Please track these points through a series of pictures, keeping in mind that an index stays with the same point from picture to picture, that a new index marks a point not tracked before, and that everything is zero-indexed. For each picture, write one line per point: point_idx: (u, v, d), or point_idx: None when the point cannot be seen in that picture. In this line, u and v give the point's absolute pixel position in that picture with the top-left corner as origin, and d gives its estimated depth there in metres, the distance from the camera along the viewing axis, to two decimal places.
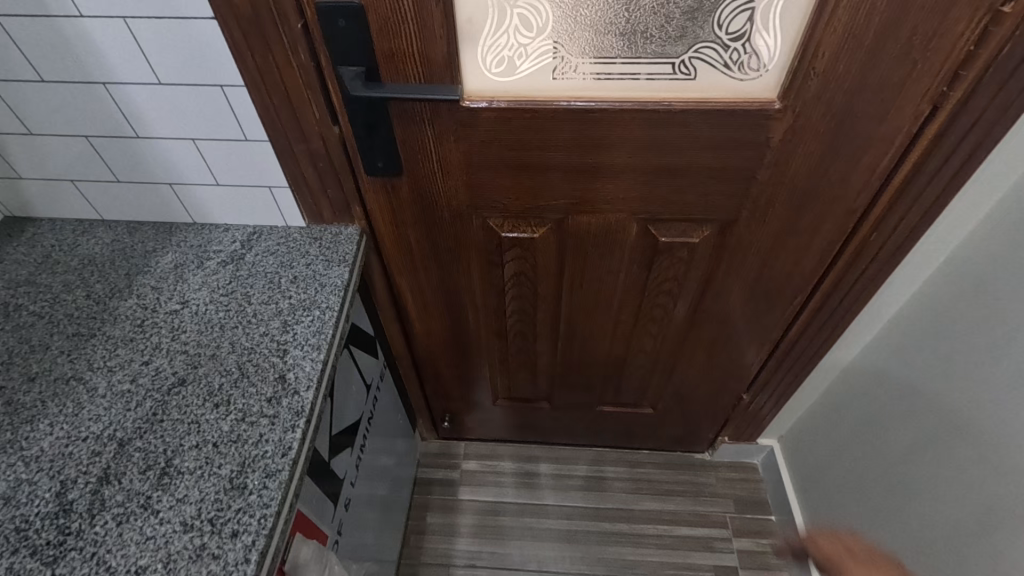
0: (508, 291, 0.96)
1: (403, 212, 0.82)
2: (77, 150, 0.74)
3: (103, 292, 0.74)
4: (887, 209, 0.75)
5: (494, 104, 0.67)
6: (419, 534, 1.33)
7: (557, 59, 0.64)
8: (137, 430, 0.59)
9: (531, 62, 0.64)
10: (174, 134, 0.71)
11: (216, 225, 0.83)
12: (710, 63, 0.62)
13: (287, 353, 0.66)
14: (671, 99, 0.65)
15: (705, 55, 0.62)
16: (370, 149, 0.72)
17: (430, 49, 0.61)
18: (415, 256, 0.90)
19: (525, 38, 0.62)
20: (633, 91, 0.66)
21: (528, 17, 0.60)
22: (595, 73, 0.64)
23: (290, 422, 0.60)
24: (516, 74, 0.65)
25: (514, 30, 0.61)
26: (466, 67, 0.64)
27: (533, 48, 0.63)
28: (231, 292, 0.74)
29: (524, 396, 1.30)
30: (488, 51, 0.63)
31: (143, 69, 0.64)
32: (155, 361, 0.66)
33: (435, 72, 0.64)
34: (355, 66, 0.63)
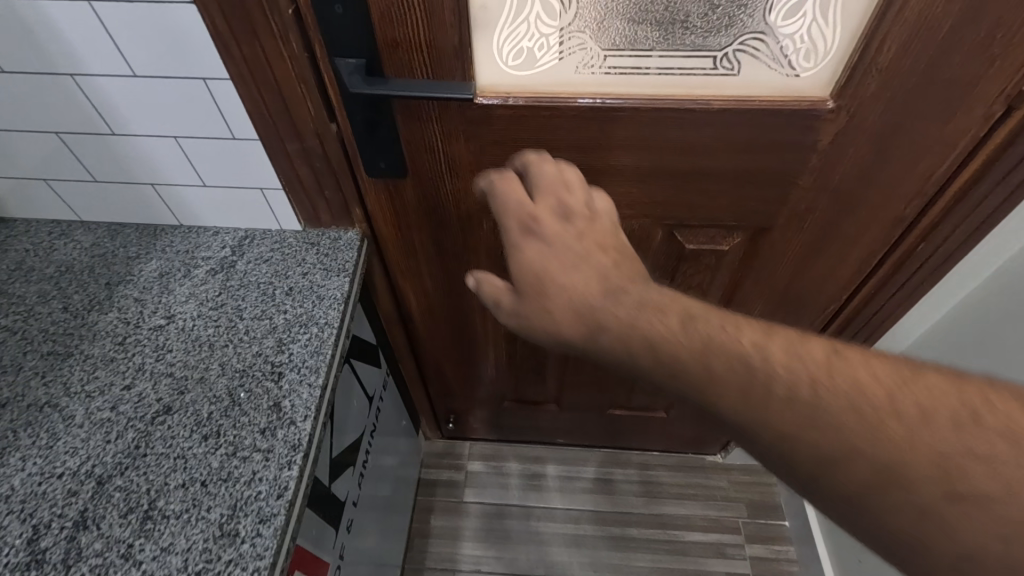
0: None
1: (407, 214, 0.75)
2: (47, 147, 0.67)
3: (82, 304, 0.68)
4: (940, 218, 0.68)
5: (510, 100, 0.59)
6: (422, 537, 1.30)
7: (583, 51, 0.56)
8: (117, 466, 0.54)
9: (554, 54, 0.57)
10: (152, 131, 0.64)
11: (204, 228, 0.77)
12: (757, 57, 0.55)
13: (282, 376, 0.61)
14: (710, 96, 0.58)
15: (751, 47, 0.55)
16: (372, 149, 0.65)
17: (439, 40, 0.54)
18: (419, 260, 0.84)
19: (548, 27, 0.55)
20: (666, 88, 0.58)
21: (551, 3, 0.53)
22: (624, 67, 0.57)
23: (286, 457, 0.55)
24: (536, 67, 0.57)
25: (536, 17, 0.54)
26: (479, 59, 0.57)
27: (556, 39, 0.55)
28: (221, 305, 0.68)
29: (532, 398, 1.25)
30: (505, 42, 0.55)
31: (114, 59, 0.57)
32: (137, 385, 0.60)
33: (444, 66, 0.56)
34: (355, 59, 0.55)
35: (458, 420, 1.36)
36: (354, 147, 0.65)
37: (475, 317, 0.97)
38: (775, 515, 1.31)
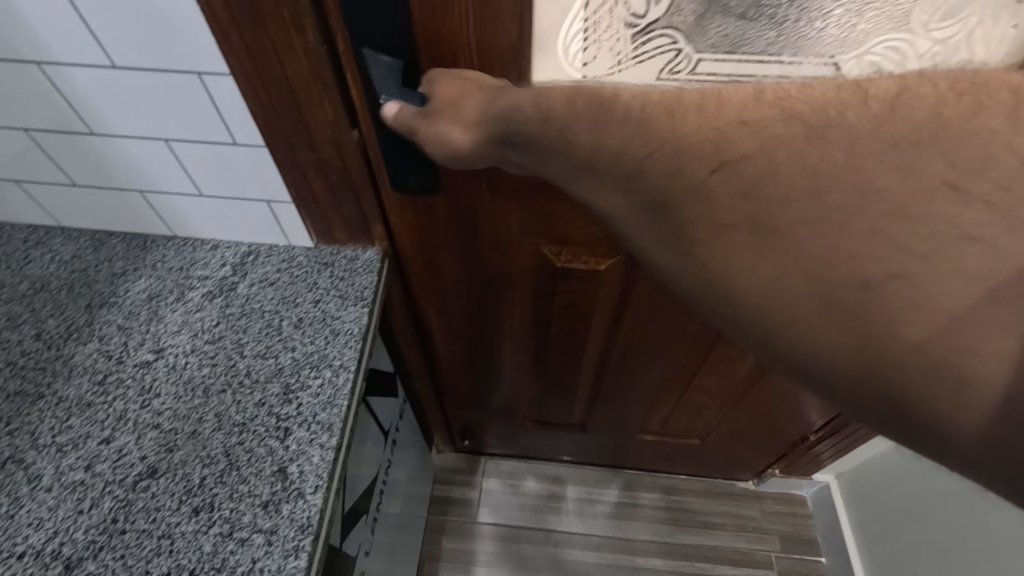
0: (555, 322, 0.80)
1: (435, 233, 0.65)
2: (18, 147, 0.57)
3: (57, 331, 0.59)
4: None
5: None
6: (433, 560, 1.22)
7: (672, 52, 0.46)
8: (90, 546, 0.45)
9: (636, 56, 0.46)
10: (138, 132, 0.54)
11: (201, 240, 0.67)
12: (893, 67, 0.44)
13: (289, 433, 0.51)
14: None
15: (887, 54, 0.44)
16: (399, 163, 0.54)
17: (494, 37, 0.43)
18: (444, 280, 0.74)
19: (633, 21, 0.44)
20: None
21: None
22: (721, 73, 0.46)
23: (292, 542, 0.45)
24: (612, 70, 0.47)
25: (619, 9, 0.43)
26: (539, 62, 0.46)
27: (641, 36, 0.45)
28: (218, 338, 0.58)
29: (555, 419, 1.16)
30: (575, 39, 0.45)
31: (87, 46, 0.46)
32: (117, 438, 0.51)
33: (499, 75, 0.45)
34: (386, 56, 0.44)
35: (474, 436, 1.28)
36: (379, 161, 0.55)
37: (503, 340, 0.88)
38: (811, 549, 1.23)
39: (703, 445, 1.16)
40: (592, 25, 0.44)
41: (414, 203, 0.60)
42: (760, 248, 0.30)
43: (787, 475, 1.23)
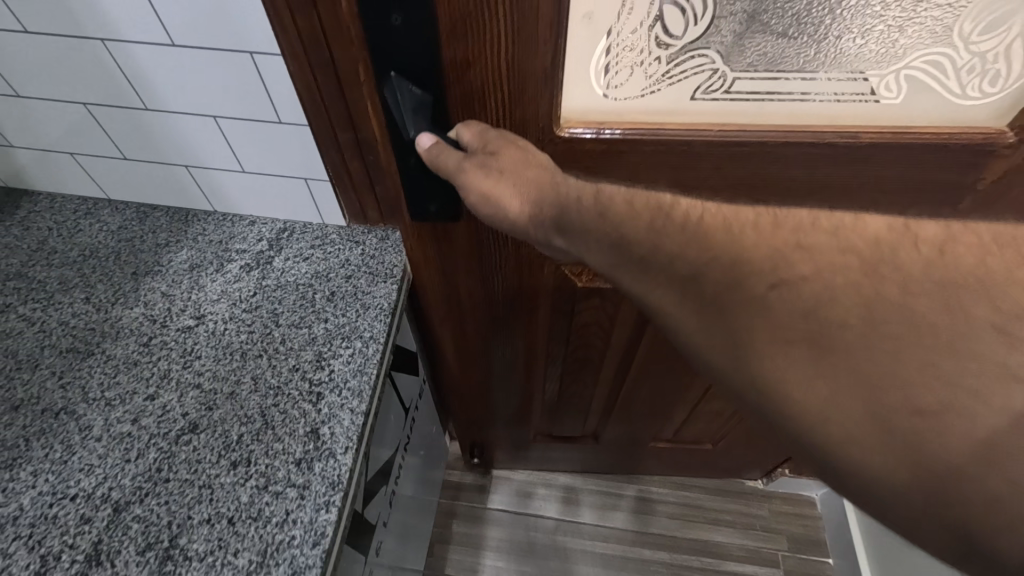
0: (574, 339, 0.83)
1: (455, 255, 0.66)
2: (76, 119, 0.61)
3: (105, 295, 0.62)
4: None
5: (608, 133, 0.51)
6: (443, 543, 1.24)
7: (709, 74, 0.48)
8: (136, 492, 0.48)
9: (673, 79, 0.48)
10: (191, 110, 0.57)
11: (240, 216, 0.70)
12: (925, 83, 0.48)
13: (321, 398, 0.54)
14: (857, 129, 0.51)
15: (918, 71, 0.48)
16: (423, 191, 0.56)
17: (524, 58, 0.44)
18: (465, 302, 0.75)
19: (669, 49, 0.46)
20: (804, 117, 0.51)
21: (677, 18, 0.44)
22: (756, 94, 0.49)
23: (324, 497, 0.48)
24: (650, 95, 0.50)
25: (656, 39, 0.46)
26: (574, 88, 0.49)
27: (678, 62, 0.47)
28: (256, 308, 0.61)
29: (568, 432, 1.17)
30: (615, 69, 0.47)
31: (151, 24, 0.49)
32: (161, 395, 0.54)
33: (526, 107, 0.47)
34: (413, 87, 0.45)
35: (484, 454, 1.26)
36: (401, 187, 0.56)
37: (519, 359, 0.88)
38: (819, 551, 1.23)
39: (715, 449, 1.17)
40: (632, 50, 0.46)
41: (434, 228, 0.61)
42: (812, 363, 0.30)
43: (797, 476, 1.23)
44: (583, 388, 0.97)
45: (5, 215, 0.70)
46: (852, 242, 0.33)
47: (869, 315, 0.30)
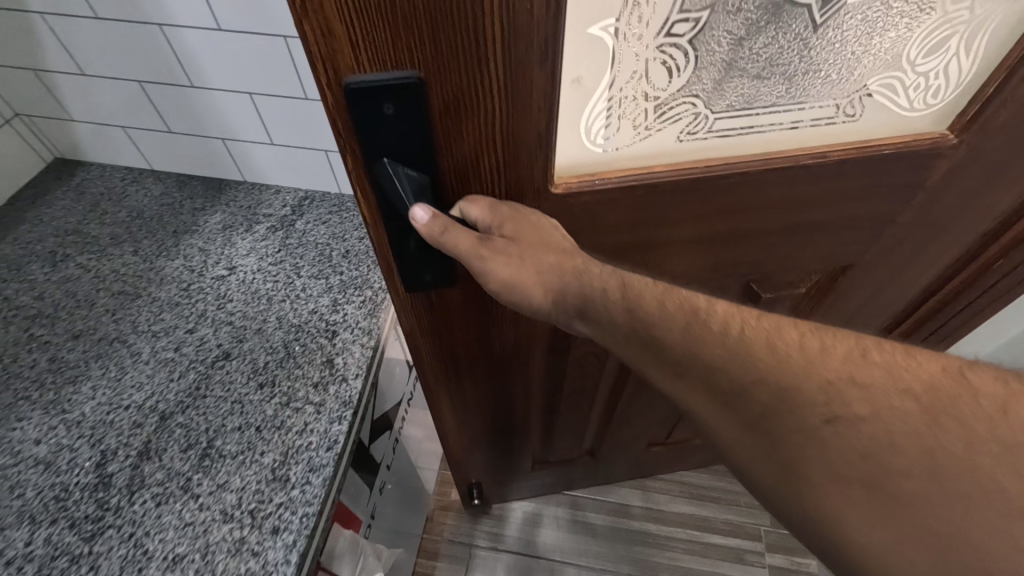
0: (570, 373, 0.75)
1: (451, 326, 0.54)
2: (128, 95, 0.70)
3: (150, 249, 0.71)
4: None
5: (596, 186, 0.41)
6: (443, 510, 1.32)
7: (691, 117, 0.41)
8: (179, 404, 0.56)
9: (658, 123, 0.40)
10: (230, 87, 0.66)
11: (267, 186, 0.79)
12: (886, 101, 0.43)
13: (336, 335, 0.62)
14: (824, 148, 0.44)
15: (885, 89, 0.43)
16: (415, 259, 0.42)
17: (520, 126, 0.33)
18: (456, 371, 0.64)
19: (652, 90, 0.38)
20: (778, 146, 0.44)
21: (663, 62, 0.37)
22: (738, 128, 0.42)
23: (337, 413, 0.56)
24: (630, 142, 0.41)
25: (639, 78, 0.37)
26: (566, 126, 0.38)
27: (666, 100, 0.39)
28: (280, 262, 0.70)
29: (564, 457, 1.11)
30: (599, 116, 0.38)
31: (201, 11, 0.58)
32: (200, 330, 0.63)
33: (523, 168, 0.36)
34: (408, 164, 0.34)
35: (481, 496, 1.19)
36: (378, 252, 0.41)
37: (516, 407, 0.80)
38: None
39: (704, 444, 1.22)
40: (622, 93, 0.37)
41: (428, 297, 0.48)
42: (869, 507, 0.26)
43: None
44: (580, 416, 0.92)
45: (62, 182, 0.80)
46: (906, 380, 0.27)
47: (931, 465, 0.25)
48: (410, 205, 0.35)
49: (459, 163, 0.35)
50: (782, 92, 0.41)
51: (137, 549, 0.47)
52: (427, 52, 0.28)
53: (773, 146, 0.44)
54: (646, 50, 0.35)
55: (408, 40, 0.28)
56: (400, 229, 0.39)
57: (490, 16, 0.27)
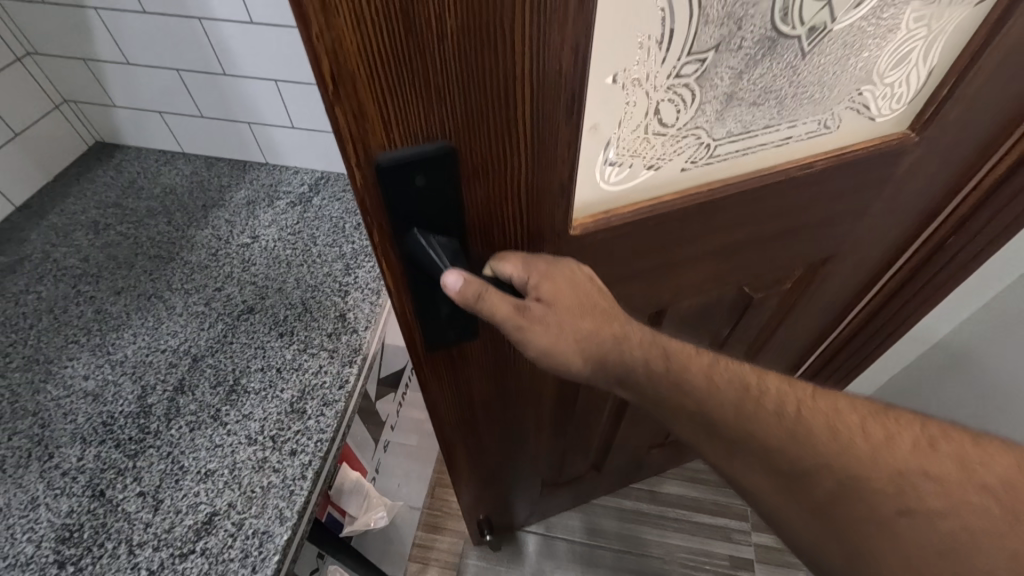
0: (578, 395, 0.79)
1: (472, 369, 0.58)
2: (168, 81, 0.78)
3: (182, 220, 0.79)
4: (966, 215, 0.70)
5: (610, 220, 0.47)
6: (443, 487, 1.38)
7: (694, 146, 0.47)
8: (209, 348, 0.64)
9: (663, 156, 0.47)
10: (260, 75, 0.74)
11: (287, 167, 0.87)
12: (859, 113, 0.52)
13: (348, 294, 0.70)
14: (811, 158, 0.52)
15: (857, 102, 0.51)
16: (440, 317, 0.46)
17: (545, 179, 0.38)
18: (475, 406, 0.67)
19: (659, 129, 0.44)
20: (771, 160, 0.52)
21: (672, 102, 0.43)
22: (734, 151, 0.50)
23: (348, 357, 0.63)
24: (640, 176, 0.47)
25: (651, 119, 0.43)
26: (583, 172, 0.43)
27: (674, 133, 0.45)
28: (299, 232, 0.77)
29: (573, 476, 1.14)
30: (615, 157, 0.44)
31: (237, 6, 0.67)
32: (227, 288, 0.70)
33: (543, 212, 0.40)
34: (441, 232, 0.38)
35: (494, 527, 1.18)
36: (403, 312, 0.44)
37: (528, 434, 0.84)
38: None
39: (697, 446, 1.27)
40: (637, 131, 0.43)
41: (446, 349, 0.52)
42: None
43: None
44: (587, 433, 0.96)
45: (102, 162, 0.88)
46: (981, 477, 0.33)
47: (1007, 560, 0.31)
48: (443, 273, 0.37)
49: (484, 216, 0.39)
50: (775, 112, 0.48)
51: (174, 465, 0.54)
52: (457, 125, 0.32)
53: (768, 162, 0.52)
54: (656, 95, 0.42)
55: (442, 117, 0.31)
56: (425, 288, 0.42)
57: (523, 87, 0.31)
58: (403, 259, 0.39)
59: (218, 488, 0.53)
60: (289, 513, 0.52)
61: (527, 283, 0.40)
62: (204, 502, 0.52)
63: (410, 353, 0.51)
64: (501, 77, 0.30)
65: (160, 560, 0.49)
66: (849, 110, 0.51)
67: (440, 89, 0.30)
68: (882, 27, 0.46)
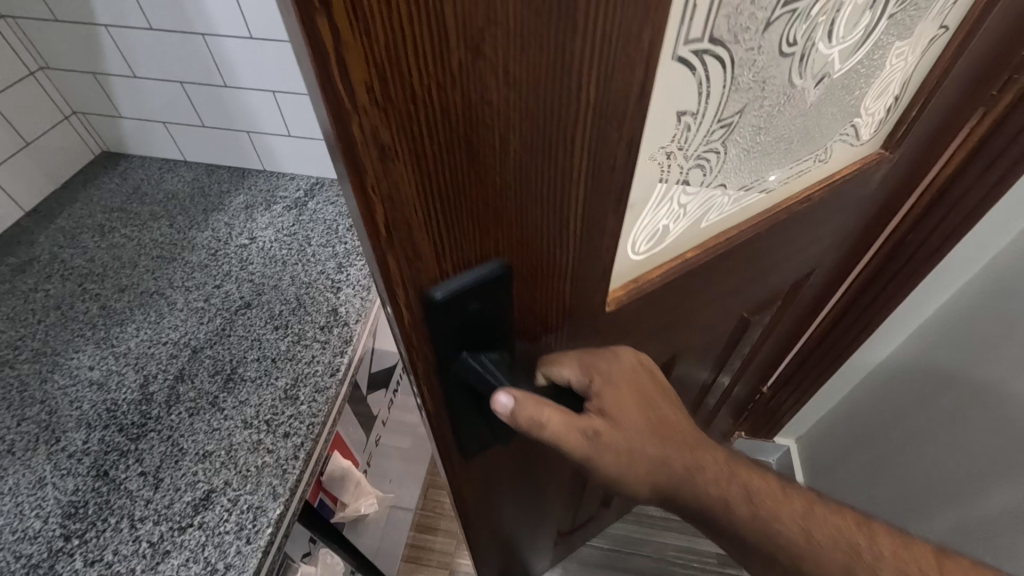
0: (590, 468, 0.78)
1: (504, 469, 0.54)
2: (171, 94, 0.83)
3: (184, 223, 0.83)
4: (921, 215, 0.74)
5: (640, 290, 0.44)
6: (436, 489, 1.41)
7: (716, 200, 0.46)
8: (208, 340, 0.67)
9: (690, 216, 0.45)
10: (258, 86, 0.79)
11: (283, 173, 0.91)
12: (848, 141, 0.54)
13: (340, 290, 0.74)
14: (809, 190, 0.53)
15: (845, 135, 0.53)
16: (485, 432, 0.42)
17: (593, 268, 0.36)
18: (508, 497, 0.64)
19: (689, 193, 0.42)
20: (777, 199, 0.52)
21: (703, 165, 0.41)
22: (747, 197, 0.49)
23: (339, 348, 0.67)
24: (668, 238, 0.45)
25: (682, 185, 0.41)
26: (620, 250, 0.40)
27: (700, 194, 0.44)
28: (294, 233, 0.82)
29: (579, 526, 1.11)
30: (648, 228, 0.41)
31: (238, 22, 0.72)
32: (225, 285, 0.74)
33: (588, 300, 0.38)
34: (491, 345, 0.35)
35: None
36: (448, 432, 0.41)
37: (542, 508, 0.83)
38: None
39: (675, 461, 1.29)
40: (670, 198, 0.41)
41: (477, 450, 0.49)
42: None
43: (750, 437, 1.32)
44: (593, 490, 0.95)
45: (108, 170, 0.92)
46: None
47: None
48: (492, 391, 0.35)
49: (530, 315, 0.36)
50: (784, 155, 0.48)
51: (174, 447, 0.58)
52: (512, 239, 0.30)
53: (774, 199, 0.52)
54: (690, 162, 0.40)
55: (497, 233, 0.29)
56: (471, 404, 0.39)
57: (584, 185, 0.29)
58: (446, 385, 0.37)
59: (215, 468, 0.56)
60: (281, 490, 0.55)
61: (589, 389, 0.40)
62: (202, 480, 0.55)
63: (447, 468, 0.46)
64: (562, 179, 0.28)
65: (159, 533, 0.52)
66: (838, 137, 0.52)
67: (497, 208, 0.27)
68: (872, 67, 0.47)
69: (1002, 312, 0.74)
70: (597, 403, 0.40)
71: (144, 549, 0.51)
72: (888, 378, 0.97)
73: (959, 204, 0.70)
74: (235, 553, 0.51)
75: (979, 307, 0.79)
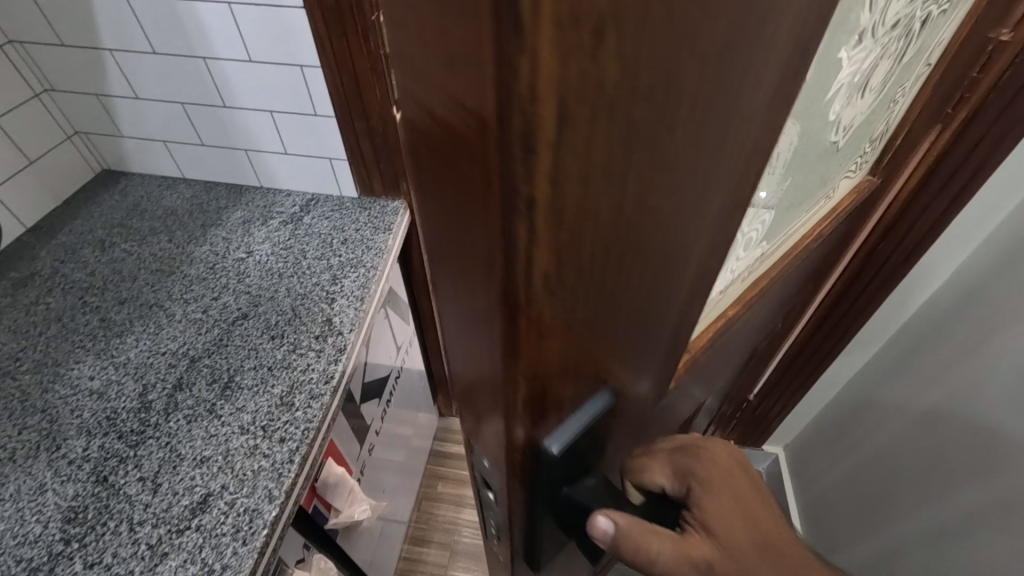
0: None
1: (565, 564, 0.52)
2: (172, 114, 0.86)
3: (182, 238, 0.86)
4: (889, 226, 0.78)
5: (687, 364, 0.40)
6: (430, 501, 1.42)
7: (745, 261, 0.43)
8: (206, 350, 0.70)
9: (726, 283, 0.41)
10: (256, 107, 0.83)
11: (280, 190, 0.94)
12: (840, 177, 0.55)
13: (334, 301, 0.76)
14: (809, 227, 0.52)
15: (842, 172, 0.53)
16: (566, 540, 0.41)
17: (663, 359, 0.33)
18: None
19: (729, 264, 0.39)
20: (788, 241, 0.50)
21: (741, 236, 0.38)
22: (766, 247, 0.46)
23: (334, 356, 0.69)
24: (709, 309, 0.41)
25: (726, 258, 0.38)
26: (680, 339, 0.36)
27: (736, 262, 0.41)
28: (290, 247, 0.84)
29: None
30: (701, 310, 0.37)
31: (238, 46, 0.75)
32: (223, 297, 0.77)
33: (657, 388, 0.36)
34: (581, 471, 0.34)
35: None
36: (526, 540, 0.41)
37: None
38: None
39: None
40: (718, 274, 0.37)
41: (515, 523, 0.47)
42: None
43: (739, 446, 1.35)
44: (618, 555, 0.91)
45: (109, 187, 0.95)
46: None
47: None
48: (588, 514, 0.36)
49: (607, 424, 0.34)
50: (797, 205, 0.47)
51: (172, 453, 0.59)
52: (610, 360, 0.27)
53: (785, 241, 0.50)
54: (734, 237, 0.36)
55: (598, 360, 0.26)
56: (555, 519, 0.38)
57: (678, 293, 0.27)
58: (533, 506, 0.36)
59: (212, 472, 0.58)
60: (277, 492, 0.56)
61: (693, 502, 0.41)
62: (200, 484, 0.57)
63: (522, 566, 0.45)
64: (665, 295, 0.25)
65: (158, 535, 0.53)
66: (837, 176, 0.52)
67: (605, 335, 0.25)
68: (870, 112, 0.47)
69: (968, 320, 0.78)
70: (700, 514, 0.41)
71: (142, 551, 0.52)
72: (866, 385, 1.00)
73: (923, 214, 0.74)
74: (232, 553, 0.52)
75: (948, 315, 0.82)
